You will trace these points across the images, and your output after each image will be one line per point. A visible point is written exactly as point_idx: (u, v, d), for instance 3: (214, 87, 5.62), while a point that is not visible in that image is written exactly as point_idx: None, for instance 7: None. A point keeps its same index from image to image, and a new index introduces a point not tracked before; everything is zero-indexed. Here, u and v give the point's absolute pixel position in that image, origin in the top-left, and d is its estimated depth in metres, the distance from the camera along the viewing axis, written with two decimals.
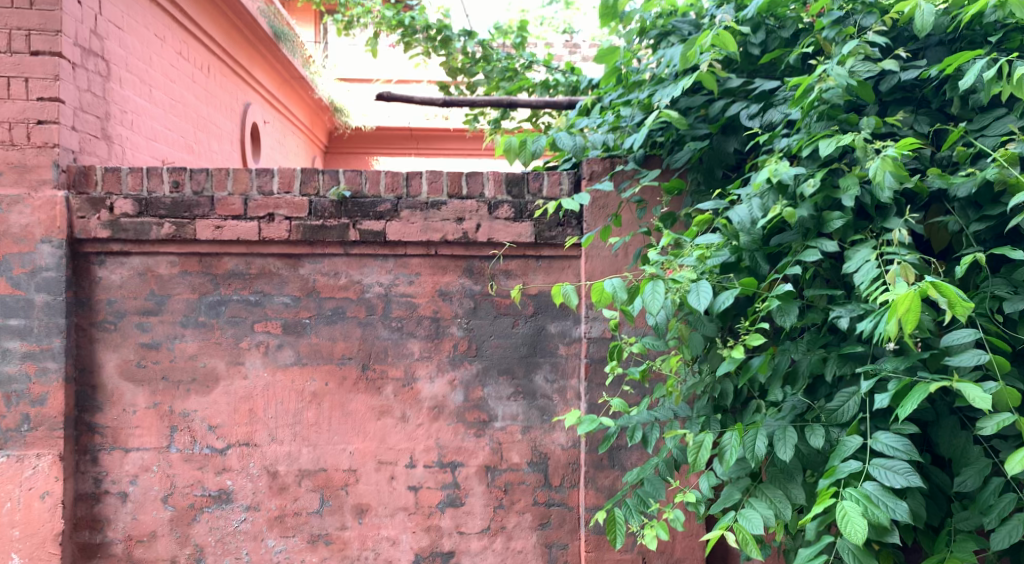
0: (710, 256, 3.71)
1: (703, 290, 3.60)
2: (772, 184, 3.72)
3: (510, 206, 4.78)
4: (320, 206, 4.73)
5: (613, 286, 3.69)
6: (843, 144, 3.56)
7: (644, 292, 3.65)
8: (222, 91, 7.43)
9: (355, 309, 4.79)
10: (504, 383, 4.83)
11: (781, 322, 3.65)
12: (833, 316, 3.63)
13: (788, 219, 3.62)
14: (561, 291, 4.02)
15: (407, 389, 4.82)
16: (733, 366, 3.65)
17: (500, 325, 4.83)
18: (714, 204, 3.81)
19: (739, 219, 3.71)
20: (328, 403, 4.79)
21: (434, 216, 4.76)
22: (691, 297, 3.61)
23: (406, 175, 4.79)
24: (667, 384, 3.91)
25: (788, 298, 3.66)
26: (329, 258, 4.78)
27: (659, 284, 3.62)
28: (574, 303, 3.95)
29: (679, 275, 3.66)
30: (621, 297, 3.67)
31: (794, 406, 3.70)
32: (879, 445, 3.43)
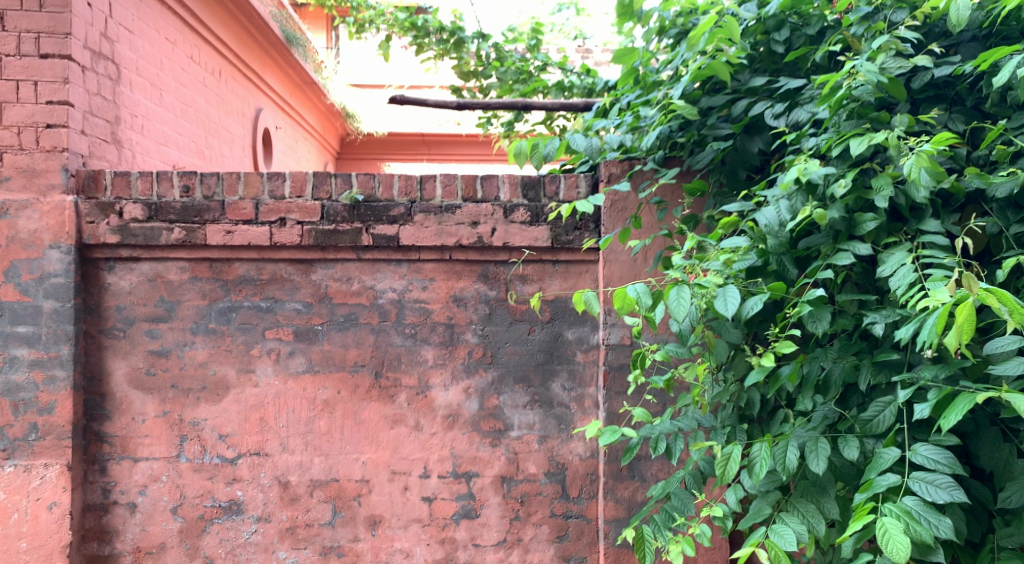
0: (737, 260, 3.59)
1: (731, 295, 3.49)
2: (801, 185, 3.60)
3: (526, 209, 4.67)
4: (332, 210, 4.63)
5: (635, 291, 3.56)
6: (875, 142, 3.45)
7: (669, 298, 3.50)
8: (233, 96, 7.34)
9: (367, 316, 4.69)
10: (520, 391, 4.72)
11: (813, 329, 3.53)
12: (866, 322, 3.52)
13: (819, 220, 3.49)
14: (582, 297, 3.89)
15: (421, 398, 4.70)
16: (762, 374, 3.53)
17: (515, 332, 4.72)
18: (740, 207, 3.69)
19: (767, 221, 3.57)
20: (340, 412, 4.68)
21: (449, 220, 4.66)
22: (718, 303, 3.50)
23: (420, 178, 4.68)
24: (692, 393, 3.79)
25: (819, 304, 3.54)
26: (341, 263, 4.68)
27: (685, 289, 3.50)
28: (596, 311, 3.82)
29: (704, 280, 3.54)
30: (644, 303, 3.54)
31: (824, 415, 3.58)
32: (918, 458, 3.32)
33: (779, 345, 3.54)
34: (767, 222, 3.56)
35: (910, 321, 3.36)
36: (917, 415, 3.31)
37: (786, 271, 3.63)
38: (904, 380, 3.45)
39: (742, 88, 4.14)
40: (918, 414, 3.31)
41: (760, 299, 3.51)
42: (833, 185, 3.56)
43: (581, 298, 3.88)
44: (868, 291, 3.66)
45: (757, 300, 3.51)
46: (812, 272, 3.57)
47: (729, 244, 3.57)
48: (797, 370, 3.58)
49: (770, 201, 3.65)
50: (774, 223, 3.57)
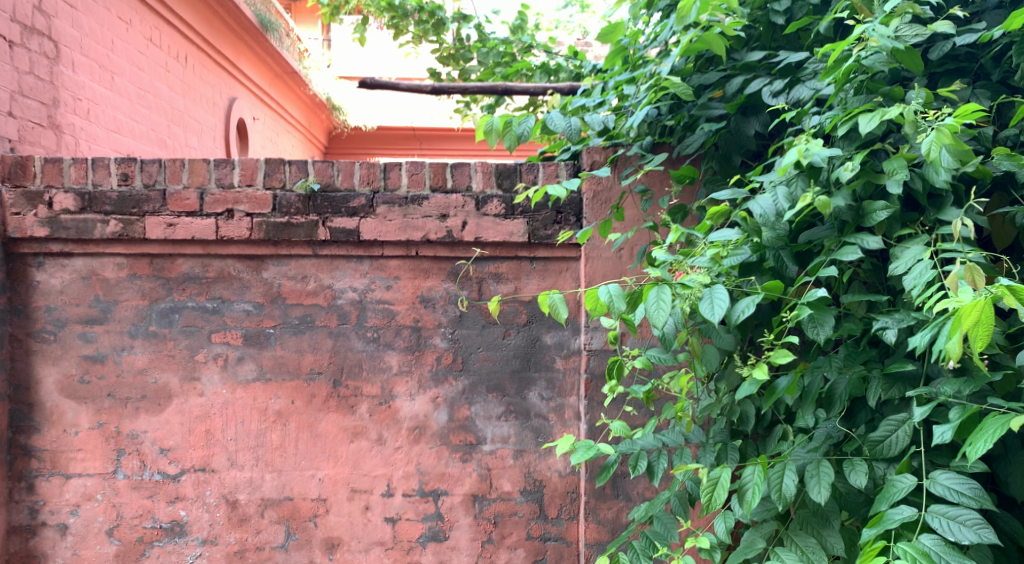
0: (728, 254, 3.17)
1: (720, 296, 3.06)
2: (802, 170, 3.16)
3: (500, 200, 4.23)
4: (285, 201, 4.19)
5: (607, 294, 3.16)
6: (888, 118, 3.00)
7: (647, 299, 3.11)
8: (201, 83, 6.91)
9: (325, 318, 4.25)
10: (494, 400, 4.28)
11: (815, 336, 3.08)
12: (876, 328, 3.07)
13: (822, 210, 3.03)
14: (547, 300, 3.46)
15: (384, 408, 4.27)
16: (755, 387, 3.09)
17: (489, 335, 4.28)
18: (732, 193, 3.25)
19: (762, 211, 3.14)
20: (294, 423, 4.25)
21: (415, 213, 4.22)
22: (704, 305, 3.07)
23: (384, 166, 4.24)
24: (677, 406, 3.36)
25: (823, 307, 3.09)
26: (296, 259, 4.24)
27: (666, 290, 3.08)
28: (564, 317, 3.39)
29: (689, 279, 3.12)
30: (618, 308, 3.13)
31: (828, 433, 3.14)
32: (937, 488, 2.90)
33: (774, 354, 3.09)
34: (761, 213, 3.13)
35: (927, 326, 2.94)
36: (938, 437, 2.88)
37: (784, 267, 3.19)
38: (920, 395, 3.01)
39: (737, 65, 3.69)
40: (939, 437, 2.87)
41: (752, 299, 3.09)
42: (839, 168, 3.12)
43: (546, 302, 3.44)
44: (877, 291, 3.22)
45: (749, 301, 3.08)
46: (813, 270, 3.14)
47: (717, 237, 3.14)
48: (796, 382, 3.14)
49: (765, 188, 3.22)
50: (770, 213, 3.13)
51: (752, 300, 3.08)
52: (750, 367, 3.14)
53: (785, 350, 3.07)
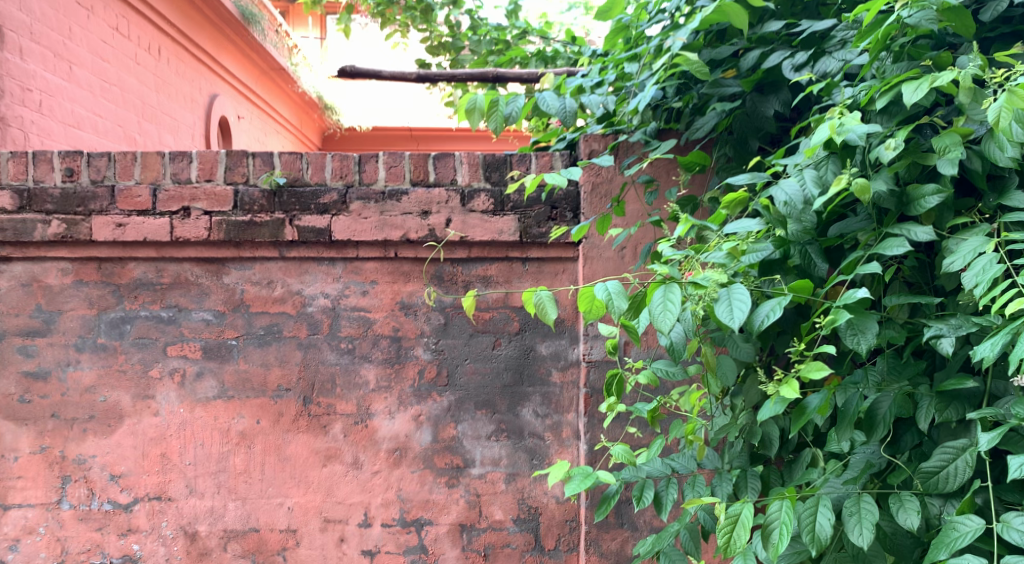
0: (751, 250, 2.75)
1: (739, 297, 2.65)
2: (835, 150, 2.74)
3: (488, 195, 3.79)
4: (247, 197, 3.76)
5: (604, 292, 2.76)
6: (939, 84, 2.58)
7: (652, 302, 2.68)
8: (175, 76, 6.48)
9: (293, 328, 3.81)
10: (483, 418, 3.83)
11: (855, 345, 2.64)
12: (930, 336, 2.69)
13: (859, 194, 2.61)
14: (533, 299, 3.10)
15: (360, 428, 3.82)
16: (783, 404, 2.65)
17: (476, 346, 3.84)
18: (751, 178, 2.83)
19: (787, 198, 2.72)
20: (260, 446, 3.81)
21: (393, 209, 3.78)
22: (719, 306, 2.66)
23: (358, 158, 3.81)
24: (688, 428, 2.90)
25: (861, 311, 2.67)
26: (262, 262, 3.80)
27: (675, 288, 2.67)
28: (552, 317, 3.02)
29: (702, 277, 2.69)
30: (617, 309, 2.72)
31: (869, 461, 2.75)
32: (1013, 535, 2.53)
33: (804, 366, 2.66)
34: (786, 202, 2.72)
35: (995, 335, 2.55)
36: (1014, 471, 2.49)
37: (813, 265, 2.78)
38: (984, 418, 2.63)
39: (753, 37, 3.23)
40: (1017, 471, 2.49)
41: (777, 302, 2.67)
42: (879, 146, 2.71)
43: (533, 302, 3.08)
44: (921, 292, 2.82)
45: (773, 303, 2.66)
46: (849, 267, 2.71)
47: (733, 229, 2.74)
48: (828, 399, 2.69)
49: (790, 172, 2.81)
50: (797, 202, 2.71)
51: (778, 302, 2.66)
52: (775, 382, 2.69)
53: (818, 362, 2.64)
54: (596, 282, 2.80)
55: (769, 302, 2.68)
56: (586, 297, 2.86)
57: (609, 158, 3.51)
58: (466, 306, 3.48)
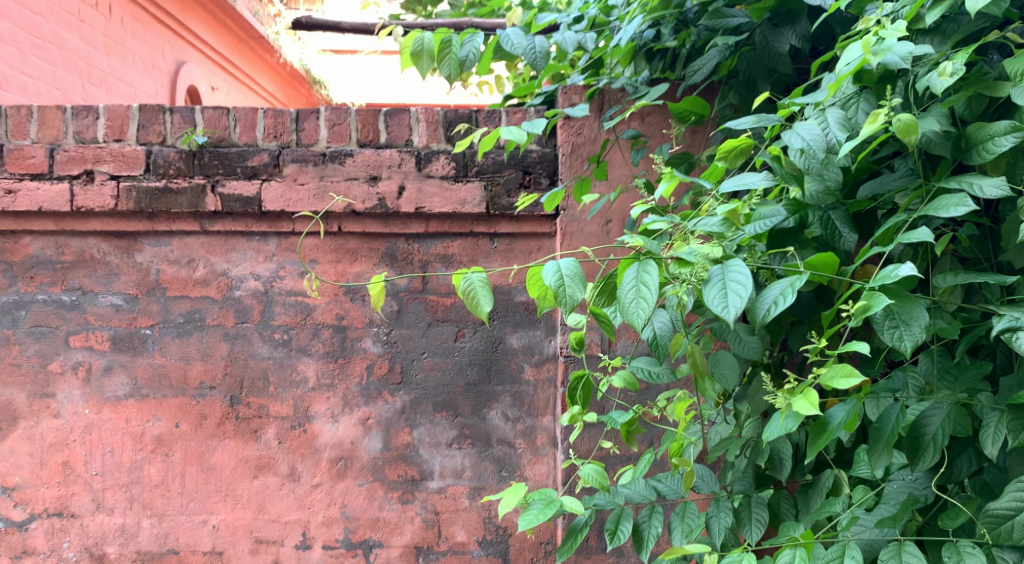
0: (761, 219, 2.22)
1: (737, 281, 2.11)
2: (871, 84, 2.21)
3: (449, 157, 3.18)
4: (162, 159, 3.19)
5: (556, 276, 2.33)
6: None
7: (623, 284, 2.19)
8: (131, 39, 5.90)
9: (218, 314, 3.24)
10: (442, 422, 3.23)
11: (895, 341, 2.10)
12: (1001, 329, 2.14)
13: (901, 135, 2.07)
14: (463, 283, 2.53)
15: (298, 434, 3.24)
16: (796, 420, 2.10)
17: (435, 337, 3.24)
18: (757, 120, 2.27)
19: (806, 142, 2.18)
20: (179, 454, 3.24)
21: (335, 174, 3.18)
22: (709, 290, 2.13)
23: (295, 114, 3.22)
24: (674, 448, 2.32)
25: (904, 296, 2.12)
26: (181, 237, 3.23)
27: (650, 264, 2.18)
28: (484, 309, 2.48)
29: (688, 253, 2.18)
30: (572, 300, 2.30)
31: (912, 495, 2.21)
32: None
33: (827, 372, 2.09)
34: (804, 154, 2.18)
35: None
36: None
37: (837, 236, 2.25)
38: None
39: None
40: None
41: (789, 285, 2.12)
42: (929, 74, 2.18)
43: (462, 289, 2.52)
44: (980, 269, 2.32)
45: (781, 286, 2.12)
46: (886, 237, 2.17)
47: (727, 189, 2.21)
48: (853, 413, 2.14)
49: (807, 113, 2.28)
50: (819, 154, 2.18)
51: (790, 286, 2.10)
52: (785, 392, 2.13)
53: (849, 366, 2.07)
54: (548, 262, 2.36)
55: (777, 285, 2.13)
56: (539, 281, 2.47)
57: (584, 107, 2.93)
58: (374, 292, 2.83)
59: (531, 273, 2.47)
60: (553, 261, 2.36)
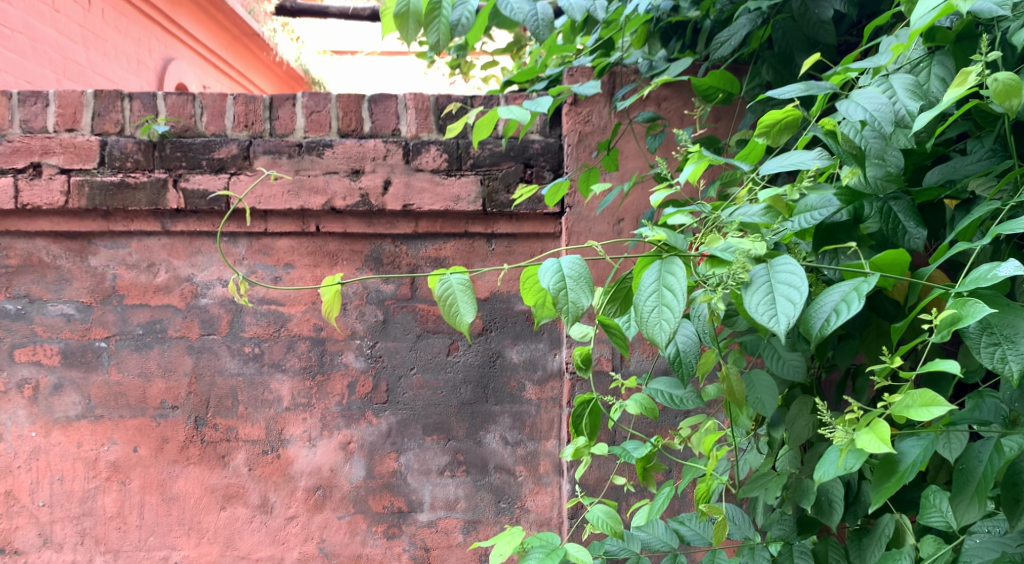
0: (810, 209, 2.01)
1: (786, 284, 1.88)
2: (946, 44, 2.04)
3: (441, 148, 2.81)
4: (118, 151, 2.84)
5: (557, 278, 1.99)
6: None
7: (642, 282, 1.95)
8: (114, 33, 5.57)
9: (182, 325, 2.88)
10: (433, 447, 2.85)
11: (997, 363, 1.88)
12: None
13: (996, 100, 1.89)
14: (438, 286, 2.18)
15: (271, 460, 2.87)
16: (861, 459, 1.88)
17: (425, 351, 2.86)
18: (805, 88, 2.04)
19: (876, 110, 1.98)
20: (138, 482, 2.88)
21: (312, 167, 2.82)
22: (752, 295, 1.90)
23: (269, 101, 2.87)
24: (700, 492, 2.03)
25: (1004, 307, 1.91)
26: (140, 238, 2.88)
27: (675, 264, 1.93)
28: (466, 319, 2.13)
29: (727, 250, 1.94)
30: (576, 309, 1.98)
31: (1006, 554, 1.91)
32: None
33: (901, 402, 1.90)
34: (864, 129, 2.02)
35: None
36: None
37: (900, 231, 2.05)
38: None
39: None
40: None
41: (853, 289, 1.90)
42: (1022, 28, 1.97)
43: (438, 296, 2.17)
44: None
45: (842, 289, 1.91)
46: (970, 230, 1.96)
47: (770, 172, 1.99)
48: (929, 453, 1.91)
49: (869, 81, 2.07)
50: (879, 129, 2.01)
51: (857, 293, 1.89)
52: (846, 425, 1.91)
53: (930, 393, 1.87)
54: (546, 261, 2.02)
55: (839, 288, 1.92)
56: (534, 286, 2.14)
57: (594, 84, 2.62)
58: (325, 298, 2.41)
59: (524, 277, 2.13)
60: (552, 259, 2.03)
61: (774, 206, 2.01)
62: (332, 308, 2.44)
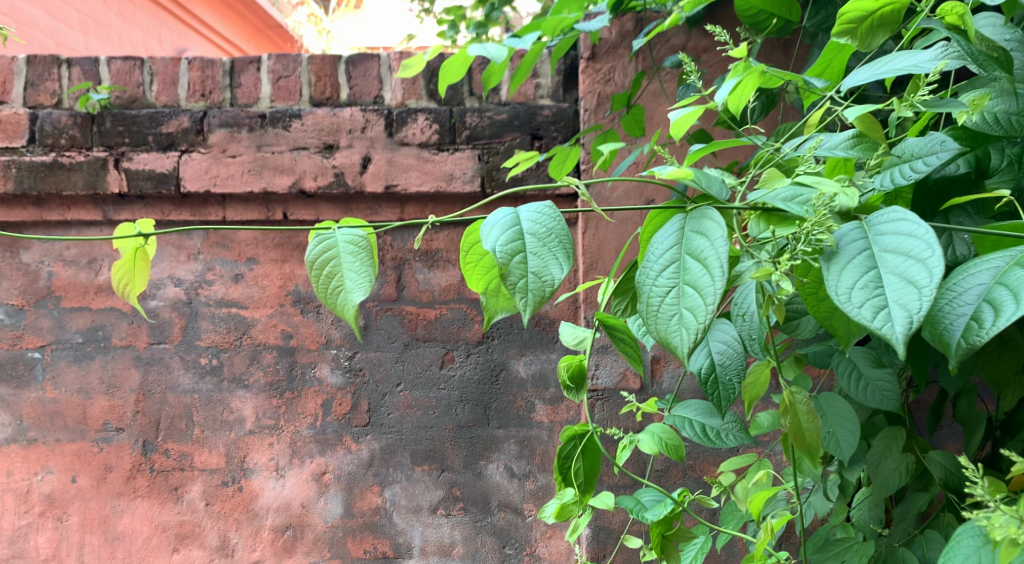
0: (912, 158, 1.62)
1: (898, 254, 1.44)
2: None
3: (431, 117, 2.32)
4: (51, 124, 2.40)
5: (510, 235, 1.54)
6: None
7: (653, 244, 1.51)
8: None
9: (128, 332, 2.43)
10: (424, 479, 2.36)
11: None
12: None
13: None
14: (313, 249, 1.62)
15: (231, 493, 2.40)
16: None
17: (414, 363, 2.37)
18: None
19: None
20: (76, 518, 2.43)
21: (277, 142, 2.35)
22: (844, 271, 1.46)
23: (230, 65, 2.40)
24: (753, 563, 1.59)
25: None
26: (81, 228, 2.44)
27: (706, 226, 1.50)
28: (356, 302, 1.57)
29: (793, 202, 1.52)
30: (538, 284, 1.52)
31: None
32: None
33: None
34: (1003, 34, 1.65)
35: None
36: None
37: None
38: None
39: None
40: None
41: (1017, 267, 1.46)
42: None
43: (311, 262, 1.61)
44: None
45: (993, 264, 1.48)
46: None
47: (856, 83, 1.57)
48: None
49: None
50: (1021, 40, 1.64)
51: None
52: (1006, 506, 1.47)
53: None
54: (495, 214, 1.56)
55: (989, 266, 1.48)
56: (481, 268, 1.66)
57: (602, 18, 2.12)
58: (125, 257, 1.76)
59: (465, 255, 1.66)
60: (506, 211, 1.56)
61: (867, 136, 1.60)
62: (130, 277, 1.77)
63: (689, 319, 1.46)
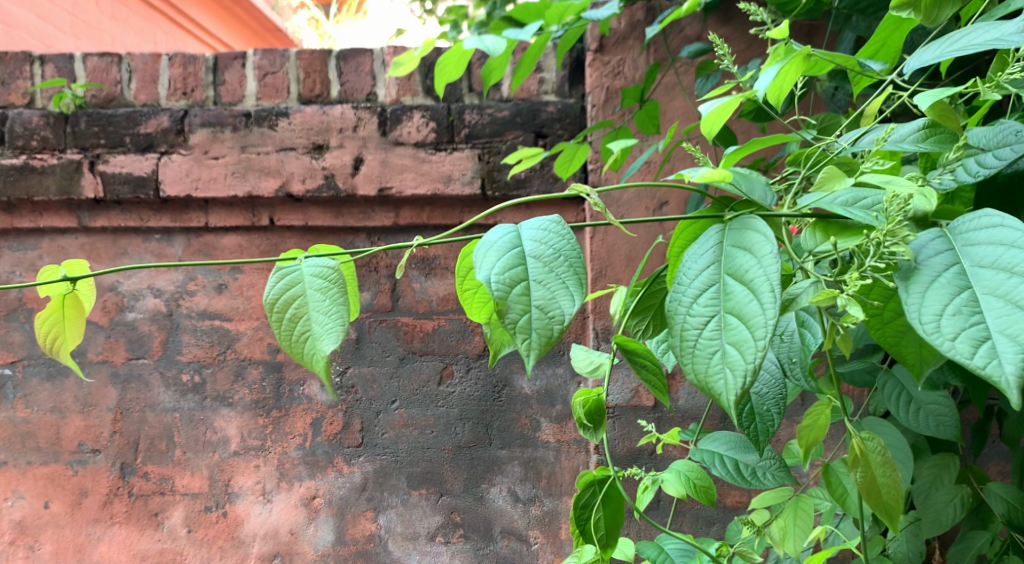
0: (980, 151, 1.45)
1: (995, 269, 1.31)
2: None
3: (427, 114, 2.16)
4: (22, 125, 2.24)
5: (508, 260, 1.38)
6: None
7: (688, 260, 1.37)
8: None
9: (103, 347, 2.27)
10: (421, 504, 2.20)
11: None
12: None
13: None
14: (273, 291, 1.45)
15: (215, 519, 2.24)
16: None
17: (411, 379, 2.21)
18: None
19: None
20: (49, 546, 2.26)
21: (263, 142, 2.19)
22: (936, 289, 1.32)
23: (213, 61, 2.25)
24: None
25: None
26: (55, 236, 2.28)
27: (749, 246, 1.34)
28: (327, 353, 1.42)
29: (856, 208, 1.38)
30: (544, 319, 1.35)
31: None
32: None
33: None
34: None
35: None
36: None
37: None
38: None
39: None
40: None
41: None
42: None
43: (271, 304, 1.44)
44: None
45: None
46: None
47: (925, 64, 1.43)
48: None
49: None
50: None
51: None
52: None
53: None
54: (490, 237, 1.40)
55: None
56: (480, 299, 1.51)
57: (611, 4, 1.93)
58: (53, 304, 1.60)
59: (463, 282, 1.51)
60: (503, 231, 1.41)
61: (941, 126, 1.46)
62: (58, 328, 1.60)
63: (734, 357, 1.30)
